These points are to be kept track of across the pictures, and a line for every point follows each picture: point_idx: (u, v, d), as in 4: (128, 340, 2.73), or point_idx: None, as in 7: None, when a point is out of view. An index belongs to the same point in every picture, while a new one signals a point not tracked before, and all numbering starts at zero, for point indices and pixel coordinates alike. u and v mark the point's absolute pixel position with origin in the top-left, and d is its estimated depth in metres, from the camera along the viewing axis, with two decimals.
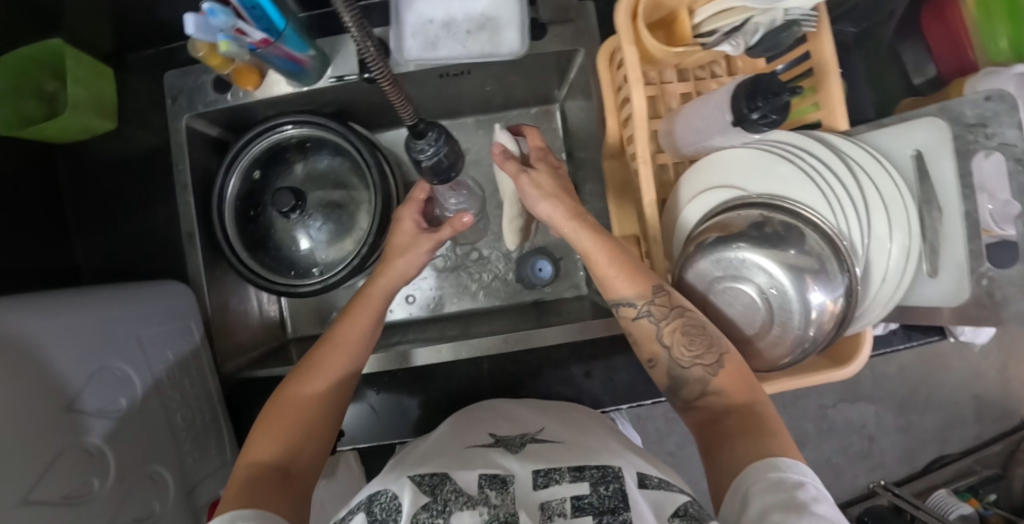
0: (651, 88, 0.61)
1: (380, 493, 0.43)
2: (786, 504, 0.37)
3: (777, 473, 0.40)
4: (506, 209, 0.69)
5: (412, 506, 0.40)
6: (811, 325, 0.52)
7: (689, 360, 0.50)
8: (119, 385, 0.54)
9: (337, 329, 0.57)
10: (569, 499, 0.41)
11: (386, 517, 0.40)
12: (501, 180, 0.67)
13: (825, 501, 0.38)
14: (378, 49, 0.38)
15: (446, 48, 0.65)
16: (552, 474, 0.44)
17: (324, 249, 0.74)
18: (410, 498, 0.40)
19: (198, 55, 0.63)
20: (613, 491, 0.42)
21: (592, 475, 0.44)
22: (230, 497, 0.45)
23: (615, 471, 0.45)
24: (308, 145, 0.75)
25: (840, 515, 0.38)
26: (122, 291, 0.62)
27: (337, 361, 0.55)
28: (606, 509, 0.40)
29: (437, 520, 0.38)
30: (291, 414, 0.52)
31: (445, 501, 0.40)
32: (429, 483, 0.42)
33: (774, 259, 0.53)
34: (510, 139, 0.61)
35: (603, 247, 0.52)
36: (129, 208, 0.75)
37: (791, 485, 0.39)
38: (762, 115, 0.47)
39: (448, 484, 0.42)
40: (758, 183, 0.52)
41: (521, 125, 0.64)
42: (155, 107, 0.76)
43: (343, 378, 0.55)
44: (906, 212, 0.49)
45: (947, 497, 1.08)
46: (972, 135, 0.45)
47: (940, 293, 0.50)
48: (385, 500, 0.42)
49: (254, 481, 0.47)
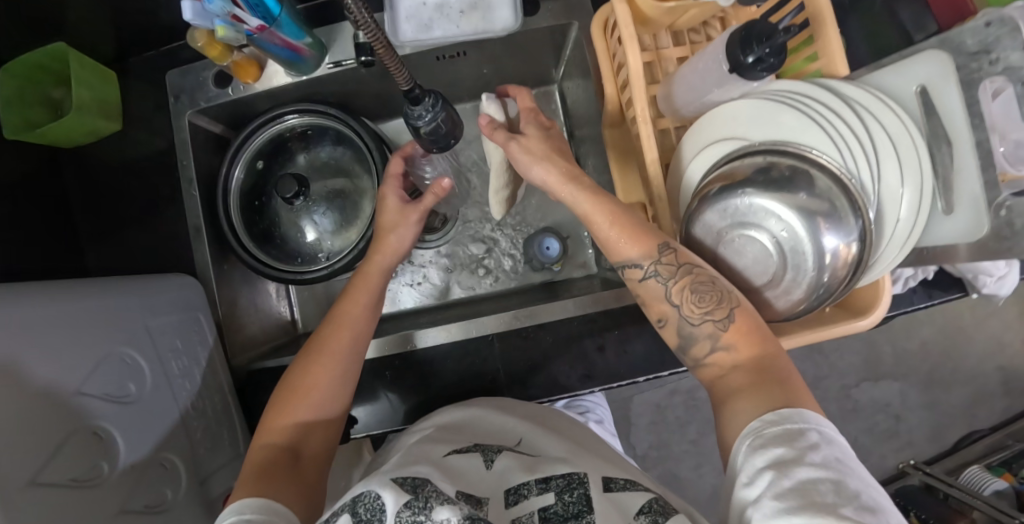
0: (648, 53, 0.61)
1: (364, 495, 0.40)
2: (781, 460, 0.38)
3: (777, 426, 0.40)
4: (492, 180, 0.67)
5: (395, 505, 0.37)
6: (825, 271, 0.52)
7: (698, 318, 0.49)
8: (128, 371, 0.54)
9: (339, 311, 0.58)
10: (537, 511, 0.42)
11: (370, 518, 0.37)
12: (490, 150, 0.66)
13: (826, 446, 0.39)
14: (367, 8, 0.38)
15: (440, 29, 0.66)
16: (522, 490, 0.45)
17: (332, 238, 0.74)
18: (393, 497, 0.38)
19: (197, 46, 0.64)
20: (577, 497, 0.44)
21: (557, 484, 0.45)
22: (245, 483, 0.47)
23: (580, 477, 0.46)
24: (309, 134, 0.75)
25: (841, 457, 0.38)
26: (126, 282, 0.62)
27: (341, 344, 0.55)
28: (569, 515, 0.42)
29: (419, 517, 0.36)
30: (301, 400, 0.53)
31: (427, 498, 0.38)
32: (410, 483, 0.40)
33: (783, 202, 0.52)
34: (497, 107, 0.60)
35: (602, 208, 0.52)
36: (134, 207, 0.75)
37: (790, 436, 0.39)
38: (758, 58, 0.46)
39: (429, 485, 0.40)
40: (764, 133, 0.51)
41: (507, 85, 0.63)
42: (157, 109, 0.76)
43: (350, 363, 0.56)
44: (915, 149, 0.48)
45: (980, 473, 1.02)
46: (976, 63, 0.45)
47: (955, 230, 0.49)
48: (369, 500, 0.39)
49: (264, 470, 0.49)
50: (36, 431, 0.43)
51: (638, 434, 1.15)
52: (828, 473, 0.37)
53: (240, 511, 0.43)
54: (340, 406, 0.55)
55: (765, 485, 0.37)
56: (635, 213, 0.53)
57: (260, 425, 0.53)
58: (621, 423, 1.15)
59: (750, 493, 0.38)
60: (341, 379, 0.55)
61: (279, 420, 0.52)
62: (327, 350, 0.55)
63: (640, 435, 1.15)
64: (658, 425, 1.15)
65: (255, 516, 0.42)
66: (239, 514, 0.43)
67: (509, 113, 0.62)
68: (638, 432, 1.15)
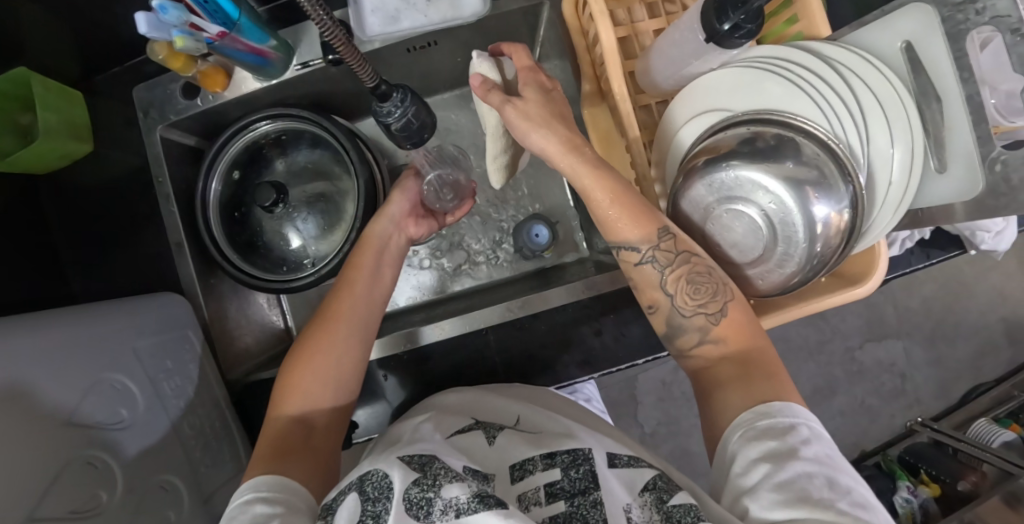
0: (622, 28, 0.60)
1: (371, 473, 0.42)
2: (775, 453, 0.38)
3: (768, 419, 0.40)
4: (487, 145, 0.63)
5: (403, 482, 0.40)
6: (817, 240, 0.50)
7: (691, 309, 0.47)
8: (119, 396, 0.54)
9: (342, 277, 0.59)
10: (542, 487, 0.43)
11: (379, 496, 0.40)
12: (483, 114, 0.61)
13: (817, 441, 0.39)
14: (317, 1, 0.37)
15: (408, 19, 0.64)
16: (527, 466, 0.46)
17: (317, 243, 0.72)
18: (401, 475, 0.40)
19: (158, 59, 0.62)
20: (583, 473, 0.43)
21: (563, 460, 0.45)
22: (264, 456, 0.49)
23: (586, 452, 0.46)
24: (284, 139, 0.72)
25: (831, 452, 0.38)
26: (109, 306, 0.61)
27: (346, 310, 0.57)
28: (578, 491, 0.42)
29: (428, 493, 0.39)
30: (315, 367, 0.54)
31: (435, 476, 0.40)
32: (417, 462, 0.42)
33: (770, 173, 0.51)
34: (490, 66, 0.55)
35: (603, 183, 0.47)
36: (116, 227, 0.74)
37: (780, 431, 0.39)
38: (735, 25, 0.45)
39: (437, 463, 0.42)
40: (747, 102, 0.51)
41: (501, 43, 0.57)
42: (130, 125, 0.74)
43: (356, 330, 0.56)
44: (905, 110, 0.46)
45: (988, 426, 1.04)
46: (962, 14, 0.43)
47: (952, 188, 0.47)
48: (376, 478, 0.41)
49: (280, 443, 0.50)
50: (28, 468, 0.43)
51: (646, 411, 1.15)
52: (820, 468, 0.37)
53: (256, 488, 0.45)
54: (354, 378, 0.56)
55: (760, 478, 0.37)
56: (637, 190, 0.49)
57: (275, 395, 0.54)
58: (628, 402, 1.15)
59: (745, 483, 0.38)
60: (351, 350, 0.56)
61: (297, 387, 0.53)
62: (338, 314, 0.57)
63: (647, 412, 1.15)
64: (665, 401, 1.15)
65: (271, 493, 0.44)
66: (255, 492, 0.44)
67: (505, 75, 0.56)
68: (645, 410, 1.15)
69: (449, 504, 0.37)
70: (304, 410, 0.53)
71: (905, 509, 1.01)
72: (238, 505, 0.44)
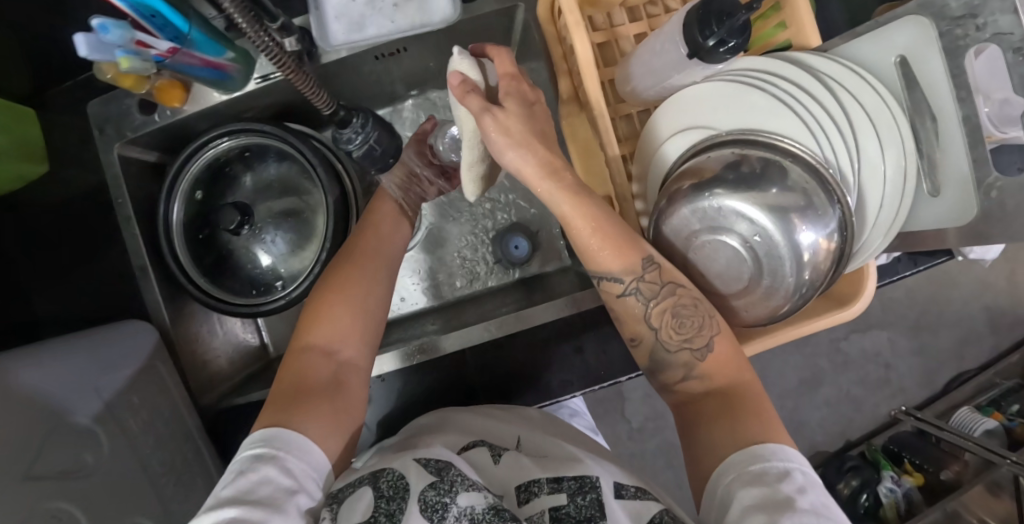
0: (601, 34, 0.57)
1: (385, 472, 0.43)
2: (772, 501, 0.35)
3: (760, 463, 0.38)
4: (463, 151, 0.53)
5: (420, 484, 0.41)
6: (806, 268, 0.46)
7: (675, 344, 0.45)
8: (81, 442, 0.52)
9: (366, 223, 0.63)
10: (547, 511, 0.43)
11: (394, 494, 0.40)
12: (460, 116, 0.51)
13: (812, 489, 0.37)
14: (252, 14, 0.36)
15: (374, 26, 0.60)
16: (533, 488, 0.46)
17: (288, 260, 0.70)
18: (418, 478, 0.41)
19: (107, 78, 0.57)
20: (589, 501, 0.44)
21: (570, 486, 0.45)
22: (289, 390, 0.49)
23: (592, 479, 0.46)
24: (249, 155, 0.69)
25: (826, 503, 0.37)
26: (72, 346, 0.58)
27: (372, 250, 0.60)
28: (582, 519, 0.43)
29: (444, 497, 0.39)
30: (341, 298, 0.55)
31: (452, 483, 0.40)
32: (434, 466, 0.43)
33: (753, 202, 0.46)
34: (471, 65, 0.47)
35: (582, 211, 0.44)
36: (76, 252, 0.70)
37: (775, 477, 0.37)
38: (719, 40, 0.42)
39: (453, 468, 0.43)
40: (731, 120, 0.48)
41: (483, 43, 0.50)
42: (85, 143, 0.70)
43: (381, 270, 0.59)
44: (896, 127, 0.45)
45: (970, 415, 1.05)
46: (961, 29, 0.41)
47: (944, 213, 0.46)
48: (392, 478, 0.42)
49: (305, 377, 0.50)
50: None
51: (633, 407, 1.14)
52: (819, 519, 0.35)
53: (271, 443, 0.43)
54: (379, 316, 0.57)
55: None
56: (620, 218, 0.46)
57: (301, 328, 0.54)
58: (616, 398, 1.15)
59: None
60: (378, 289, 0.57)
61: (326, 319, 0.54)
62: (365, 254, 0.59)
63: (634, 408, 1.15)
64: (652, 397, 1.15)
65: (285, 446, 0.43)
66: (273, 434, 0.44)
67: (487, 79, 0.49)
68: (632, 407, 1.14)
69: (464, 513, 0.38)
70: (330, 344, 0.53)
71: (889, 499, 1.02)
72: (250, 455, 0.42)
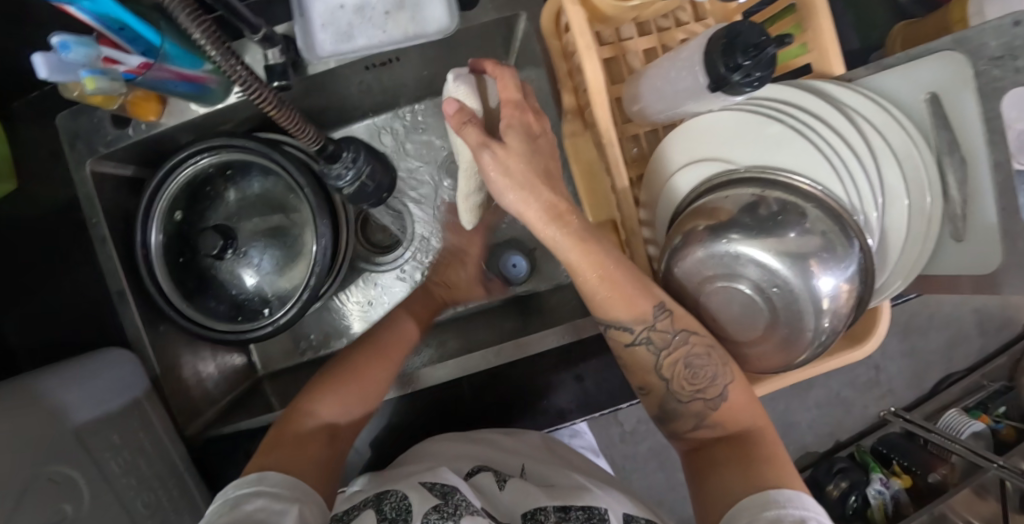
0: (608, 49, 0.53)
1: (389, 493, 0.45)
2: None
3: (773, 510, 0.36)
4: (460, 181, 0.50)
5: (423, 508, 0.42)
6: (825, 314, 0.44)
7: (687, 396, 0.44)
8: (61, 489, 0.49)
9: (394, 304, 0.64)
10: None
11: (395, 516, 0.42)
12: (456, 146, 0.47)
13: None
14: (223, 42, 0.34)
15: (363, 36, 0.55)
16: (539, 515, 0.45)
17: (274, 281, 0.65)
18: (419, 500, 0.43)
19: (72, 97, 0.50)
20: None
21: (578, 517, 0.45)
22: (277, 449, 0.48)
23: (602, 512, 0.45)
24: (231, 172, 0.65)
25: None
26: (48, 378, 0.55)
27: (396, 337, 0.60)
28: None
29: (447, 521, 0.40)
30: (356, 376, 0.55)
31: (455, 506, 0.41)
32: (440, 490, 0.44)
33: (771, 249, 0.44)
34: (469, 92, 0.43)
35: (590, 259, 0.42)
36: (47, 274, 0.66)
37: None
38: (744, 74, 0.39)
39: (458, 493, 0.43)
40: (750, 155, 0.46)
41: (482, 58, 0.45)
42: (55, 157, 0.65)
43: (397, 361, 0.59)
44: (921, 168, 0.44)
45: (958, 417, 1.06)
46: (998, 69, 0.41)
47: (965, 259, 0.46)
48: (395, 500, 0.44)
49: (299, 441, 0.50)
50: None
51: (626, 412, 1.12)
52: None
53: (262, 481, 0.43)
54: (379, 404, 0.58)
55: None
56: (630, 263, 0.44)
57: (307, 390, 0.55)
58: None
59: None
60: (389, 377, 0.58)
61: (333, 388, 0.54)
62: (388, 333, 0.60)
63: (627, 413, 1.12)
64: None
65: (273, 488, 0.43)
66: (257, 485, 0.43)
67: (487, 101, 0.45)
68: (625, 412, 1.12)
69: None
70: (332, 416, 0.53)
71: (877, 500, 1.03)
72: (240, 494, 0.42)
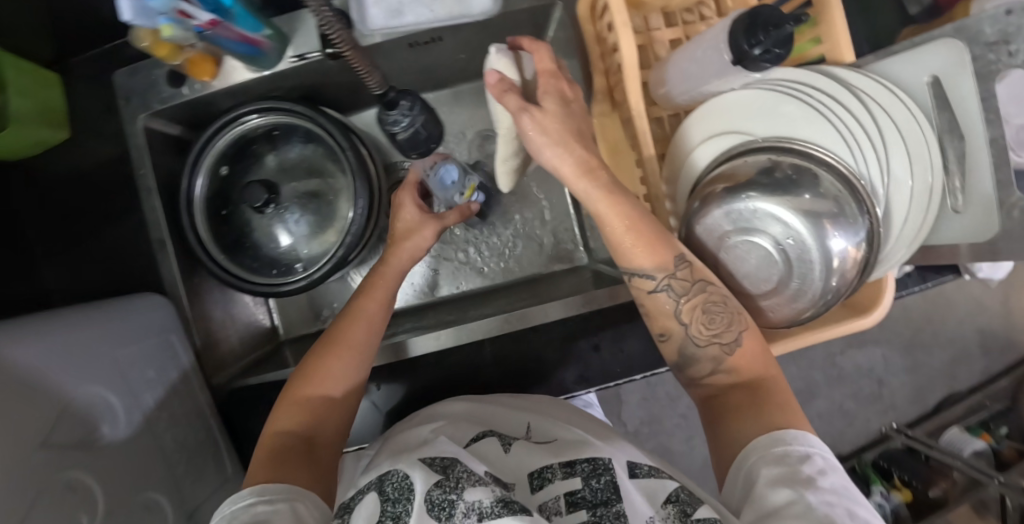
0: (639, 37, 0.58)
1: (391, 473, 0.43)
2: (789, 478, 0.36)
3: (781, 447, 0.39)
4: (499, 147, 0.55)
5: (425, 484, 0.40)
6: (834, 273, 0.48)
7: (705, 339, 0.46)
8: (102, 413, 0.51)
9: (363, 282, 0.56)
10: (563, 496, 0.43)
11: (399, 497, 0.40)
12: (497, 113, 0.53)
13: (832, 472, 0.37)
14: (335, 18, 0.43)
15: (412, 14, 0.58)
16: (546, 474, 0.45)
17: (309, 241, 0.68)
18: (423, 478, 0.40)
19: (142, 46, 0.56)
20: (605, 484, 0.42)
21: (583, 469, 0.44)
22: (257, 470, 0.45)
23: (606, 462, 0.45)
24: (276, 134, 0.69)
25: (847, 483, 0.37)
26: (92, 315, 0.58)
27: (356, 332, 0.53)
28: (599, 503, 0.41)
29: (450, 495, 0.38)
30: (322, 379, 0.51)
31: (457, 479, 0.40)
32: (440, 464, 0.42)
33: (789, 206, 0.48)
34: (508, 63, 0.50)
35: (616, 209, 0.45)
36: (91, 224, 0.70)
37: (796, 459, 0.38)
38: (765, 49, 0.43)
39: (459, 465, 0.41)
40: (767, 127, 0.50)
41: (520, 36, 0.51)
42: (108, 114, 0.70)
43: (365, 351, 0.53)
44: (926, 143, 0.48)
45: (959, 436, 1.09)
46: (993, 54, 0.45)
47: (966, 228, 0.50)
48: (397, 479, 0.41)
49: (278, 455, 0.46)
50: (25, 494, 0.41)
51: (629, 410, 1.12)
52: (840, 498, 0.35)
53: (260, 494, 0.42)
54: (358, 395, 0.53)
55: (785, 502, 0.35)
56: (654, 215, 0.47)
57: (279, 401, 0.51)
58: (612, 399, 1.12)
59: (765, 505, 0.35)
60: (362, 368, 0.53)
61: (307, 391, 0.50)
62: (353, 321, 0.53)
63: (630, 411, 1.12)
64: (648, 401, 1.12)
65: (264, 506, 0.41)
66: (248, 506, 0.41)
67: (524, 73, 0.50)
68: (629, 409, 1.12)
69: (472, 507, 0.37)
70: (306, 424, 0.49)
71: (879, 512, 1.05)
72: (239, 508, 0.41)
